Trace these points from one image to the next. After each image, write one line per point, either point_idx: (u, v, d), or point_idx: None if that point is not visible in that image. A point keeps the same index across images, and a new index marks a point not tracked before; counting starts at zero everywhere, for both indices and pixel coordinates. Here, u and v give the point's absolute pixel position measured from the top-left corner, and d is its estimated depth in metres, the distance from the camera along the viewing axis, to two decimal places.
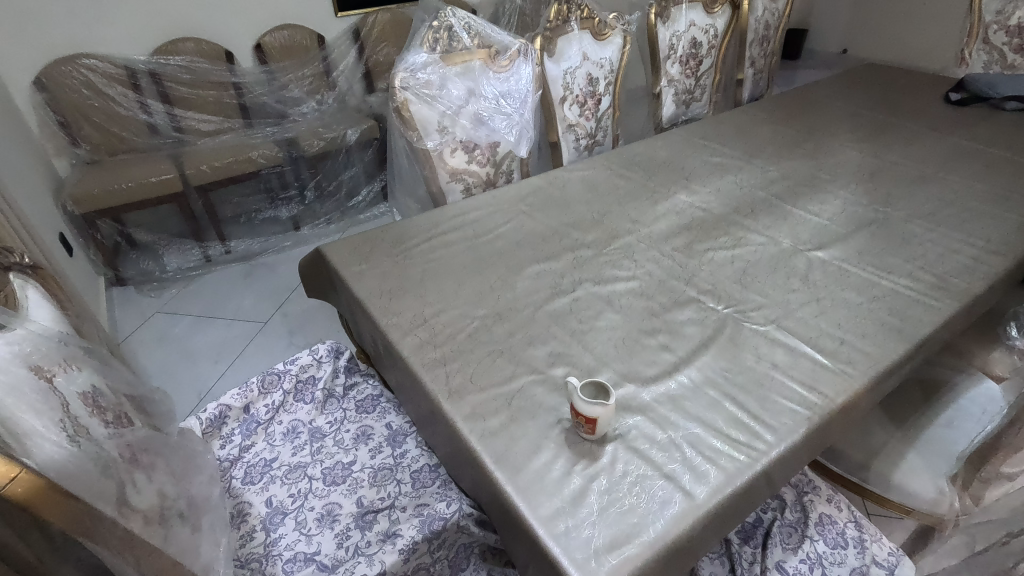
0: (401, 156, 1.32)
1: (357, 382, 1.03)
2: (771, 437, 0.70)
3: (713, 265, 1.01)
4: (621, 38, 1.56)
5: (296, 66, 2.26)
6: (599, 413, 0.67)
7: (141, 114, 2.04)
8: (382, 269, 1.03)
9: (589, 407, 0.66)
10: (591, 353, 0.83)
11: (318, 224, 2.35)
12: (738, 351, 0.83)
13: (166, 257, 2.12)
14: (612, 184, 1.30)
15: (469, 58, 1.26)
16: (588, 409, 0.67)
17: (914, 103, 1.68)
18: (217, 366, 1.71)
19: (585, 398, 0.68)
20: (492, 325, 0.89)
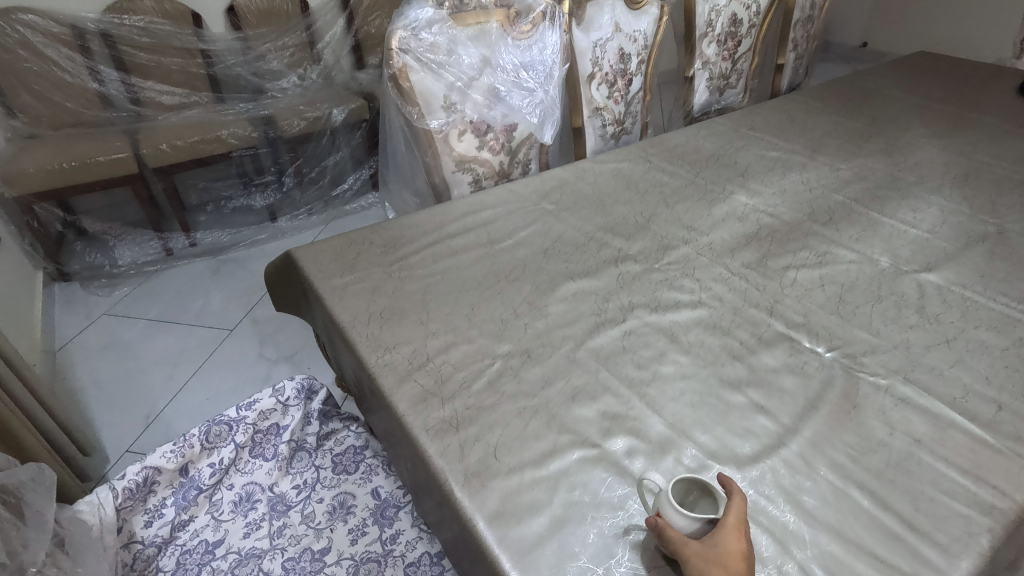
0: (398, 137, 1.08)
1: (334, 430, 0.79)
2: (943, 562, 0.47)
3: (799, 287, 0.79)
4: (658, 8, 1.32)
5: (275, 35, 1.98)
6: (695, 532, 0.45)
7: (91, 83, 1.77)
8: (371, 284, 0.79)
9: (680, 518, 0.45)
10: (661, 415, 0.60)
11: (298, 215, 2.08)
12: (861, 416, 0.60)
13: (119, 249, 1.85)
14: (653, 181, 1.07)
15: (484, 19, 1.01)
16: (678, 525, 0.45)
17: (987, 96, 1.46)
18: (172, 381, 1.45)
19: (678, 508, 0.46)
20: (520, 367, 0.66)
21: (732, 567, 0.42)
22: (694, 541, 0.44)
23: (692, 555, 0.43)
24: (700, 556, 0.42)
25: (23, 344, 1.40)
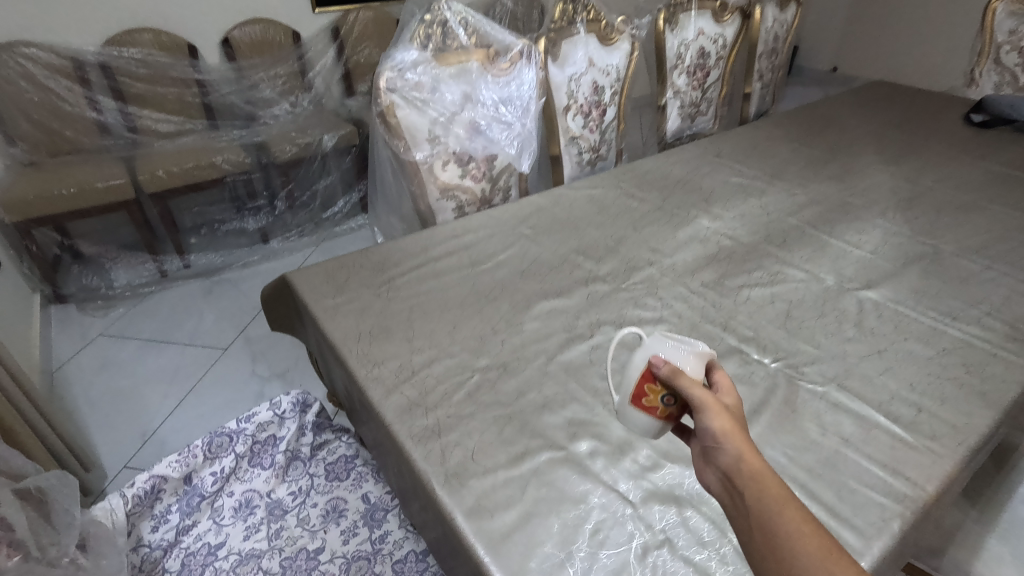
0: (385, 167, 1.15)
1: (327, 440, 0.85)
2: (858, 543, 0.55)
3: (751, 305, 0.87)
4: (629, 44, 1.42)
5: (267, 64, 2.07)
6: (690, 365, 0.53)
7: (89, 112, 1.84)
8: (361, 305, 0.86)
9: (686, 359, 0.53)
10: (621, 421, 0.67)
11: (289, 237, 2.15)
12: (798, 420, 0.68)
13: (114, 272, 1.90)
14: (624, 206, 1.15)
15: (465, 58, 1.10)
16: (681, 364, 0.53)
17: (935, 124, 1.58)
18: (167, 399, 1.49)
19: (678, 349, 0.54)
20: (496, 380, 0.73)
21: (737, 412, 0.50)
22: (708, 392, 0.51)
23: (706, 404, 0.48)
24: (718, 409, 0.48)
25: (22, 363, 1.45)
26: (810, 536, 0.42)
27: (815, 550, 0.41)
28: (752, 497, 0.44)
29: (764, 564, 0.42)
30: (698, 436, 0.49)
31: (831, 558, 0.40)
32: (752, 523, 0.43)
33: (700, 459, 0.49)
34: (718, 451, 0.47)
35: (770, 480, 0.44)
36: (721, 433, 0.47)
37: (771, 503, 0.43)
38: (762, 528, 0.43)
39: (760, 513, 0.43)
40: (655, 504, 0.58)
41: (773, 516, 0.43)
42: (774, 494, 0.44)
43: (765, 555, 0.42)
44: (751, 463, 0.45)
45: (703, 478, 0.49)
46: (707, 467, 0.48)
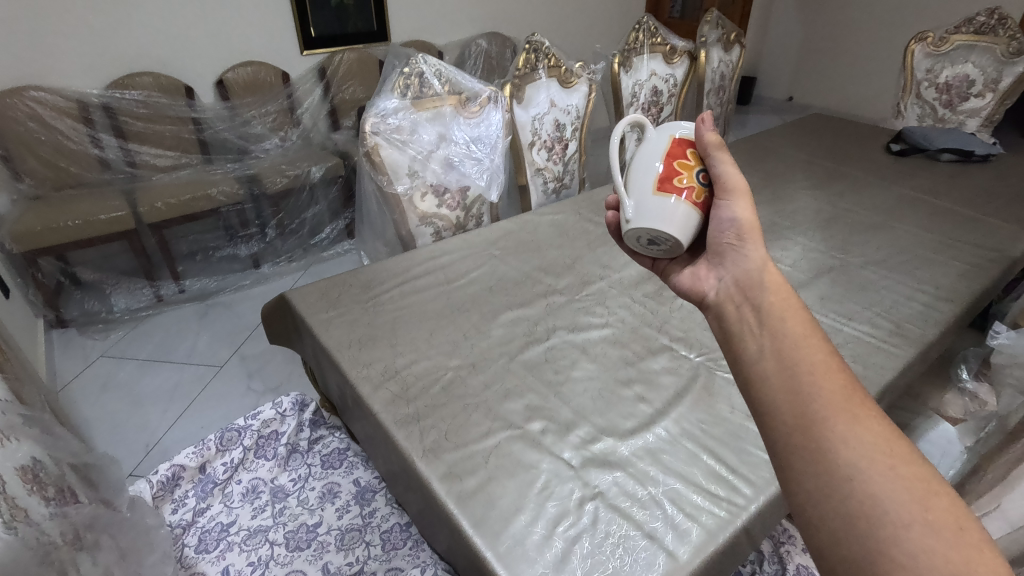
0: (370, 199, 1.30)
1: (322, 435, 0.99)
2: (750, 491, 0.70)
3: (684, 311, 1.03)
4: (587, 86, 1.60)
5: (259, 102, 2.34)
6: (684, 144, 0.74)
7: (92, 148, 2.09)
8: (351, 317, 1.00)
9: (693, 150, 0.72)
10: (569, 406, 0.82)
11: (279, 262, 2.29)
12: (713, 401, 0.83)
13: (114, 297, 2.02)
14: (582, 229, 1.31)
15: (439, 104, 1.27)
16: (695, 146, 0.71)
17: (860, 152, 1.78)
18: (168, 415, 1.61)
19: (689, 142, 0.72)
20: (466, 376, 0.87)
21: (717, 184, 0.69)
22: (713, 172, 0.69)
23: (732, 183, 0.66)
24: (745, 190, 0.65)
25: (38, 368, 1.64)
26: (834, 377, 0.46)
27: (837, 391, 0.45)
28: (781, 327, 0.51)
29: (775, 383, 0.47)
30: (725, 217, 0.65)
31: (850, 400, 0.45)
32: (774, 347, 0.50)
33: (724, 272, 0.61)
34: (745, 267, 0.59)
35: (800, 319, 0.51)
36: (748, 222, 0.62)
37: (795, 332, 0.50)
38: (785, 353, 0.49)
39: (786, 344, 0.49)
40: (592, 467, 0.73)
41: (798, 346, 0.49)
42: (802, 331, 0.50)
43: (780, 383, 0.47)
44: (781, 295, 0.54)
45: (722, 291, 0.59)
46: (729, 281, 0.59)
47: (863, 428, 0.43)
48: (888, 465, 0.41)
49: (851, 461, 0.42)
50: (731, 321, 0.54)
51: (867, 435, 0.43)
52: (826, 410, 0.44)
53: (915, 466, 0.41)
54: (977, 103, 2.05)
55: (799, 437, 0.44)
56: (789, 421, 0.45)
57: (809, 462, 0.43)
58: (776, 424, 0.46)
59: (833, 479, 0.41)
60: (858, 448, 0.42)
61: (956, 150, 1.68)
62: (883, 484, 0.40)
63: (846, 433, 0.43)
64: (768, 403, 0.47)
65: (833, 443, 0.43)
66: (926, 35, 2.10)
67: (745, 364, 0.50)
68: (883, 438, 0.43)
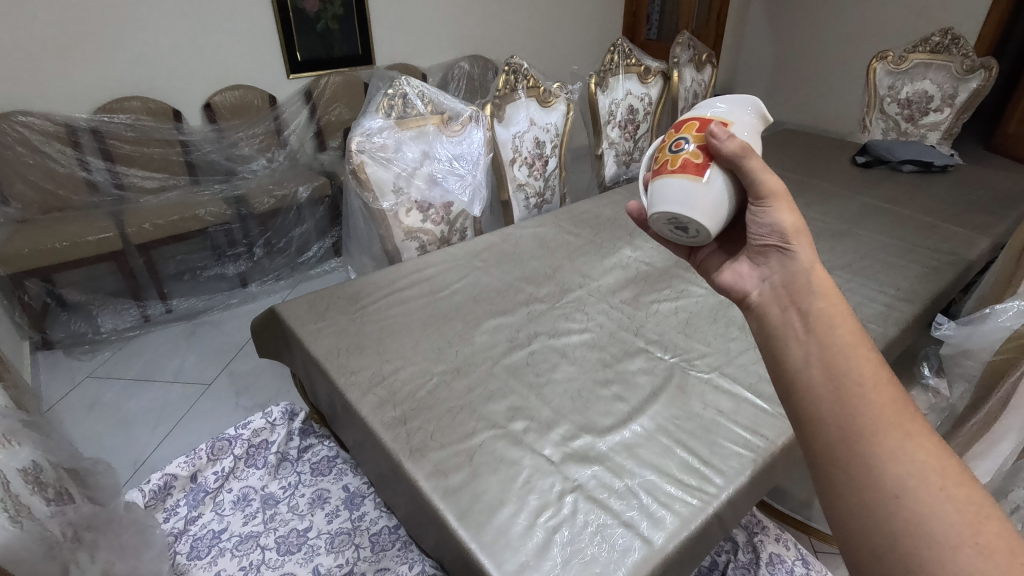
0: (357, 215, 1.35)
1: (312, 444, 1.01)
2: (721, 480, 0.73)
3: (659, 316, 1.08)
4: (565, 105, 1.66)
5: (246, 125, 2.40)
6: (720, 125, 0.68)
7: (80, 171, 2.12)
8: (339, 327, 1.03)
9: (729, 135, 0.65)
10: (549, 406, 0.85)
11: (267, 280, 2.33)
12: (686, 398, 0.87)
13: (101, 318, 2.04)
14: (562, 241, 1.36)
15: (423, 123, 1.32)
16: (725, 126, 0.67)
17: (828, 165, 1.87)
18: (156, 433, 1.64)
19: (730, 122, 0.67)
20: (451, 380, 0.90)
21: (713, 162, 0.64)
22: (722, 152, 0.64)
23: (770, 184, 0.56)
24: (785, 194, 0.55)
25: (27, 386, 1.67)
26: (884, 391, 0.44)
27: (889, 408, 0.43)
28: (831, 336, 0.47)
29: (823, 397, 0.45)
30: (758, 217, 0.56)
31: (900, 416, 0.43)
32: (821, 355, 0.46)
33: (763, 273, 0.55)
34: (787, 265, 0.53)
35: (850, 327, 0.48)
36: (790, 223, 0.53)
37: (844, 340, 0.47)
38: (834, 365, 0.46)
39: (835, 354, 0.46)
40: (572, 463, 0.76)
41: (846, 354, 0.46)
42: (851, 340, 0.47)
43: (829, 396, 0.44)
44: (830, 300, 0.49)
45: (761, 290, 0.54)
46: (770, 281, 0.54)
47: (916, 447, 0.42)
48: (939, 487, 0.40)
49: (902, 484, 0.40)
50: (773, 325, 0.50)
51: (918, 453, 0.41)
52: (876, 426, 0.42)
53: (964, 486, 0.40)
54: (936, 117, 2.16)
55: (844, 455, 0.42)
56: (837, 436, 0.43)
57: (855, 480, 0.42)
58: (820, 439, 0.44)
59: (881, 499, 0.40)
60: (908, 468, 0.41)
61: (916, 161, 1.77)
62: (933, 507, 0.39)
63: (897, 452, 0.41)
64: (814, 417, 0.45)
65: (883, 463, 0.41)
66: (886, 54, 2.22)
67: (789, 372, 0.47)
68: (933, 457, 0.41)
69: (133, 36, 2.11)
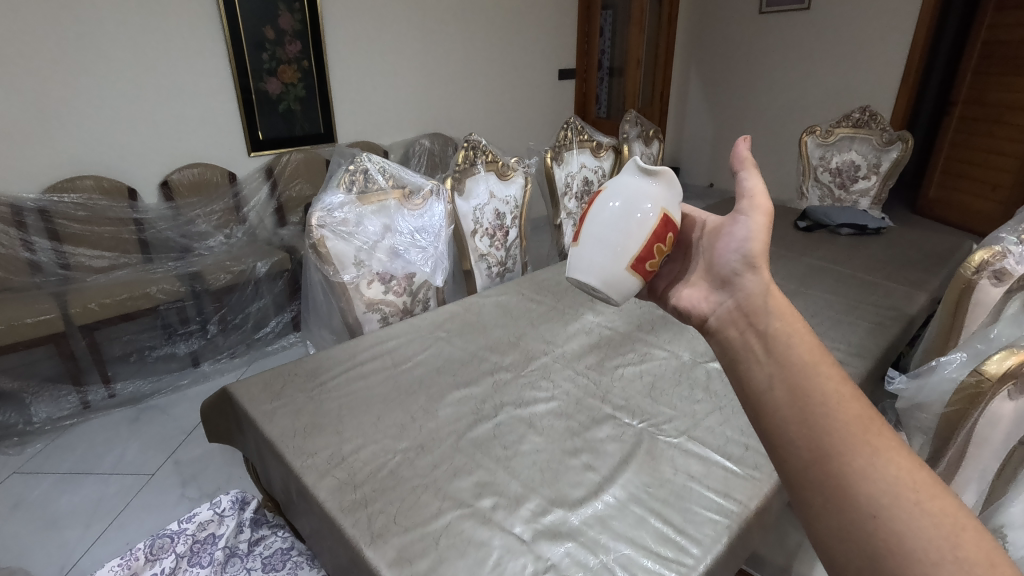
0: (317, 289, 1.33)
1: (264, 535, 0.97)
2: (697, 550, 0.71)
3: (624, 380, 1.08)
4: (523, 178, 1.72)
5: (204, 202, 2.41)
6: (644, 227, 0.69)
7: (23, 252, 2.03)
8: (295, 406, 0.99)
9: (642, 237, 0.69)
10: (517, 480, 0.82)
11: (220, 358, 2.26)
12: (657, 464, 0.86)
13: (34, 407, 1.90)
14: (525, 308, 1.37)
15: (384, 197, 1.35)
16: (642, 225, 0.69)
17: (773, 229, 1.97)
18: (88, 532, 1.50)
19: (636, 229, 0.69)
20: (414, 458, 0.87)
21: (647, 250, 0.68)
22: (650, 244, 0.68)
23: (757, 199, 0.54)
24: (767, 210, 0.53)
25: None
26: (849, 402, 0.39)
27: (859, 420, 0.38)
28: (790, 354, 0.42)
29: (786, 416, 0.40)
30: (737, 237, 0.54)
31: (869, 428, 0.38)
32: (782, 373, 0.41)
33: (726, 296, 0.52)
34: (750, 289, 0.50)
35: (810, 338, 0.43)
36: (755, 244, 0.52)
37: (805, 356, 0.42)
38: (796, 382, 0.41)
39: (795, 368, 0.41)
40: (543, 540, 0.72)
41: (805, 367, 0.41)
42: (812, 356, 0.42)
43: (789, 413, 0.40)
44: (789, 317, 0.45)
45: (721, 314, 0.50)
46: (730, 304, 0.51)
47: (888, 461, 0.37)
48: (914, 500, 0.35)
49: (875, 502, 0.36)
50: (730, 350, 0.46)
51: (892, 464, 0.36)
52: (845, 442, 0.37)
53: (941, 497, 0.36)
54: (865, 184, 2.34)
55: (818, 478, 0.38)
56: (806, 458, 0.38)
57: (830, 505, 0.37)
58: (791, 462, 0.39)
59: (854, 522, 0.36)
60: (882, 484, 0.36)
61: (853, 225, 1.89)
62: (910, 524, 0.35)
63: (868, 468, 0.37)
64: (780, 437, 0.40)
65: (850, 482, 0.36)
66: (814, 129, 2.42)
67: (752, 396, 0.43)
68: (908, 474, 0.36)
69: (88, 117, 2.15)
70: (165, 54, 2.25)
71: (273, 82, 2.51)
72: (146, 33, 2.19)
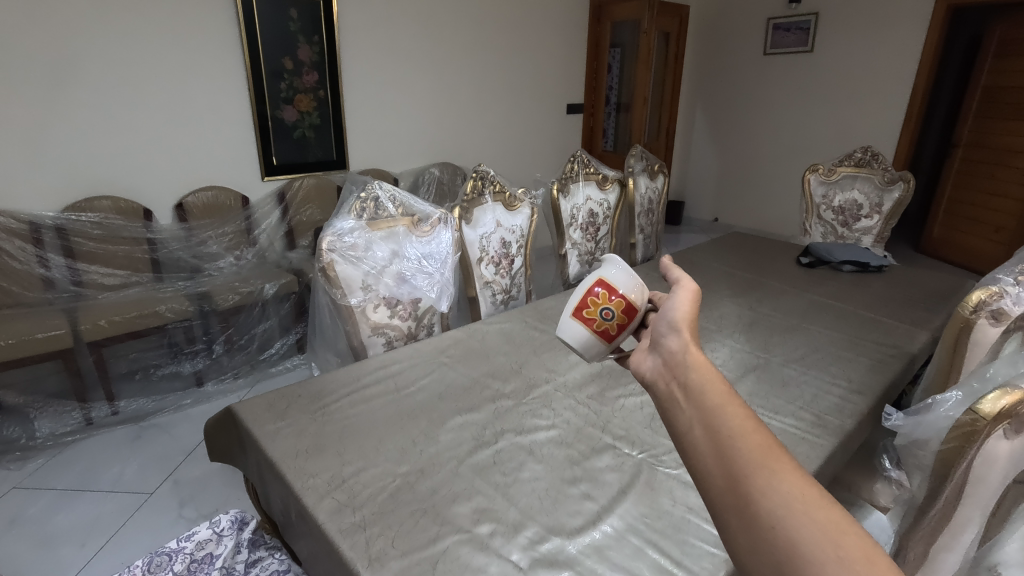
0: (323, 312, 1.35)
1: (261, 557, 0.97)
2: None
3: (625, 411, 1.08)
4: (529, 209, 1.76)
5: (216, 224, 2.46)
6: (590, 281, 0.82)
7: (38, 268, 2.06)
8: (299, 427, 1.00)
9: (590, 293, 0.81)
10: (516, 507, 0.83)
11: (224, 378, 2.28)
12: (656, 495, 0.86)
13: (38, 422, 1.91)
14: (528, 336, 1.39)
15: (393, 224, 1.39)
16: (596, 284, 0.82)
17: (776, 265, 1.99)
18: (84, 551, 1.49)
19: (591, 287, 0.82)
20: (414, 482, 0.87)
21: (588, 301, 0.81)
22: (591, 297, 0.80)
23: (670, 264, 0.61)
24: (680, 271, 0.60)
25: None
26: (749, 431, 0.41)
27: (755, 440, 0.40)
28: (698, 387, 0.45)
29: (697, 445, 0.42)
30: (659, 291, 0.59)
31: (765, 448, 0.40)
32: (692, 405, 0.44)
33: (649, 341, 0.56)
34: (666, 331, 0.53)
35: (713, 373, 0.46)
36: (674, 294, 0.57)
37: (715, 396, 0.44)
38: (703, 411, 0.43)
39: (701, 399, 0.44)
40: (540, 568, 0.72)
41: (709, 396, 0.44)
42: (717, 386, 0.45)
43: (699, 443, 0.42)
44: (702, 365, 0.47)
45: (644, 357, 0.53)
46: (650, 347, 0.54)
47: (782, 477, 0.38)
48: (804, 512, 0.36)
49: (772, 517, 0.37)
50: (659, 402, 0.47)
51: (786, 483, 0.38)
52: (747, 466, 0.39)
53: (829, 508, 0.37)
54: (867, 223, 2.37)
55: (731, 504, 0.38)
56: (714, 482, 0.40)
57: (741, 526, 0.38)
58: (704, 489, 0.41)
59: (760, 539, 0.37)
60: (776, 498, 0.37)
61: (855, 263, 1.91)
62: (804, 534, 0.36)
63: (765, 483, 0.38)
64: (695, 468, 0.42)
65: (749, 499, 0.38)
66: (816, 167, 2.46)
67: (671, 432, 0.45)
68: (799, 487, 0.38)
69: (110, 140, 2.22)
70: (186, 81, 2.33)
71: (289, 110, 2.59)
72: (169, 61, 2.28)
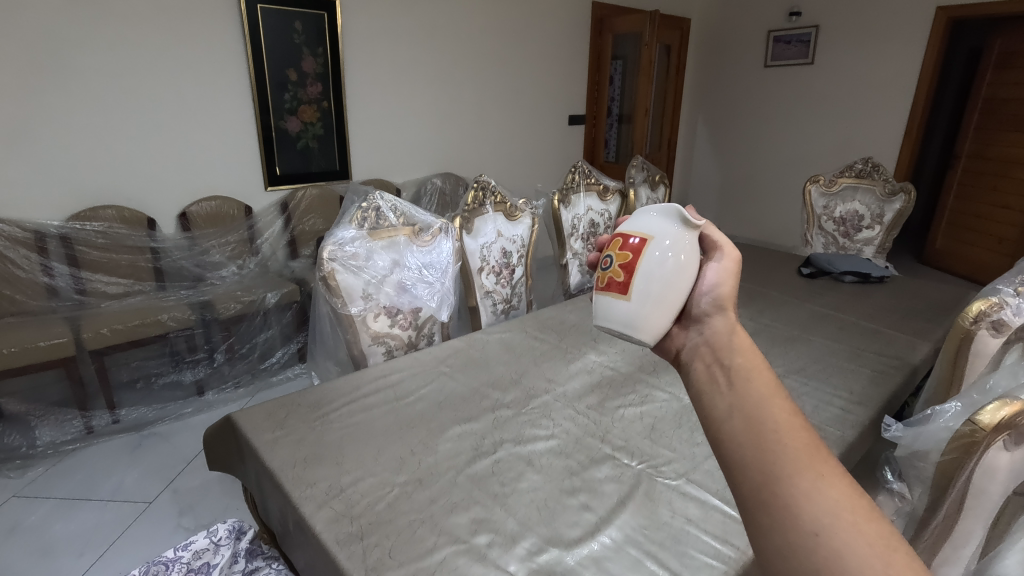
0: (323, 321, 1.35)
1: (259, 567, 0.97)
2: None
3: (625, 421, 1.08)
4: (530, 219, 1.76)
5: (220, 233, 2.47)
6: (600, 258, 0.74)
7: (42, 277, 2.08)
8: (297, 436, 1.00)
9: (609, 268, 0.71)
10: (513, 518, 0.82)
11: (226, 387, 2.28)
12: (655, 506, 0.85)
13: (39, 429, 1.91)
14: (528, 346, 1.38)
15: (394, 233, 1.40)
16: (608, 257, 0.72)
17: (777, 275, 1.99)
18: (81, 560, 1.48)
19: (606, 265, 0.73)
20: (412, 492, 0.87)
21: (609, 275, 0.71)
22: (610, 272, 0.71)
23: (727, 250, 0.62)
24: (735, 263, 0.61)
25: None
26: (797, 436, 0.41)
27: (805, 446, 0.40)
28: (748, 387, 0.44)
29: (741, 441, 0.41)
30: (710, 282, 0.60)
31: (813, 456, 0.40)
32: (740, 403, 0.43)
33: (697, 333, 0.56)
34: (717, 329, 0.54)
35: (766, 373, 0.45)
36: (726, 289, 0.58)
37: (766, 402, 0.43)
38: (752, 411, 0.42)
39: (750, 398, 0.43)
40: None
41: (759, 398, 0.43)
42: (768, 389, 0.44)
43: (745, 440, 0.41)
44: (751, 359, 0.47)
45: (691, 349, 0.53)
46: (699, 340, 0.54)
47: (830, 485, 0.38)
48: (852, 522, 0.36)
49: (818, 522, 0.36)
50: (704, 396, 0.46)
51: (834, 490, 0.38)
52: (790, 465, 0.39)
53: (876, 521, 0.37)
54: (869, 234, 2.37)
55: (772, 505, 0.38)
56: (755, 480, 0.39)
57: (778, 522, 0.37)
58: (743, 484, 0.40)
59: (800, 540, 0.36)
60: (822, 505, 0.37)
61: (856, 274, 1.91)
62: (850, 542, 0.35)
63: (813, 489, 0.38)
64: (737, 463, 0.41)
65: (795, 501, 0.37)
66: (817, 178, 2.46)
67: (712, 424, 0.44)
68: (847, 498, 0.38)
69: (115, 150, 2.25)
70: (192, 92, 2.36)
71: (293, 120, 2.62)
72: (175, 72, 2.31)
